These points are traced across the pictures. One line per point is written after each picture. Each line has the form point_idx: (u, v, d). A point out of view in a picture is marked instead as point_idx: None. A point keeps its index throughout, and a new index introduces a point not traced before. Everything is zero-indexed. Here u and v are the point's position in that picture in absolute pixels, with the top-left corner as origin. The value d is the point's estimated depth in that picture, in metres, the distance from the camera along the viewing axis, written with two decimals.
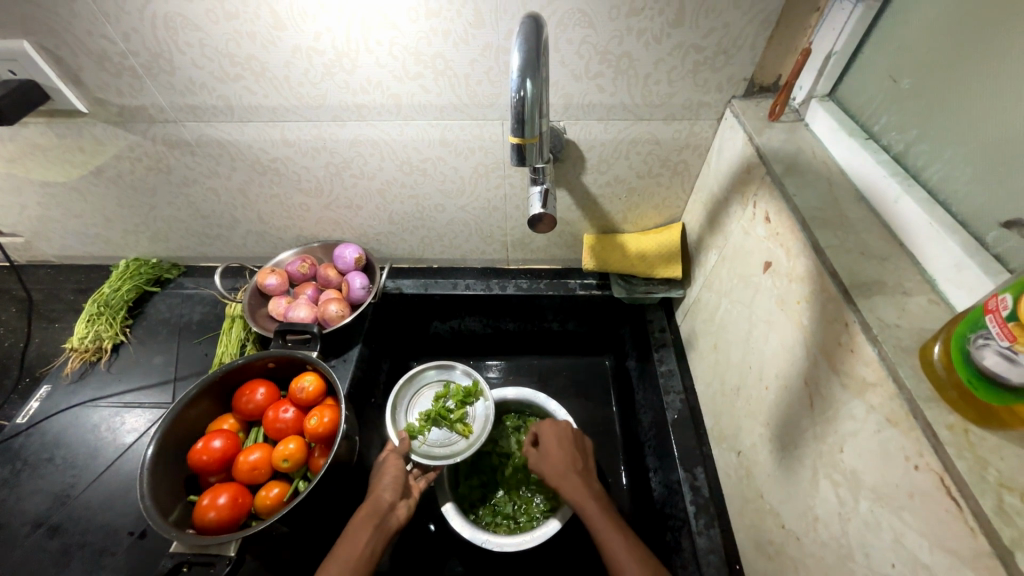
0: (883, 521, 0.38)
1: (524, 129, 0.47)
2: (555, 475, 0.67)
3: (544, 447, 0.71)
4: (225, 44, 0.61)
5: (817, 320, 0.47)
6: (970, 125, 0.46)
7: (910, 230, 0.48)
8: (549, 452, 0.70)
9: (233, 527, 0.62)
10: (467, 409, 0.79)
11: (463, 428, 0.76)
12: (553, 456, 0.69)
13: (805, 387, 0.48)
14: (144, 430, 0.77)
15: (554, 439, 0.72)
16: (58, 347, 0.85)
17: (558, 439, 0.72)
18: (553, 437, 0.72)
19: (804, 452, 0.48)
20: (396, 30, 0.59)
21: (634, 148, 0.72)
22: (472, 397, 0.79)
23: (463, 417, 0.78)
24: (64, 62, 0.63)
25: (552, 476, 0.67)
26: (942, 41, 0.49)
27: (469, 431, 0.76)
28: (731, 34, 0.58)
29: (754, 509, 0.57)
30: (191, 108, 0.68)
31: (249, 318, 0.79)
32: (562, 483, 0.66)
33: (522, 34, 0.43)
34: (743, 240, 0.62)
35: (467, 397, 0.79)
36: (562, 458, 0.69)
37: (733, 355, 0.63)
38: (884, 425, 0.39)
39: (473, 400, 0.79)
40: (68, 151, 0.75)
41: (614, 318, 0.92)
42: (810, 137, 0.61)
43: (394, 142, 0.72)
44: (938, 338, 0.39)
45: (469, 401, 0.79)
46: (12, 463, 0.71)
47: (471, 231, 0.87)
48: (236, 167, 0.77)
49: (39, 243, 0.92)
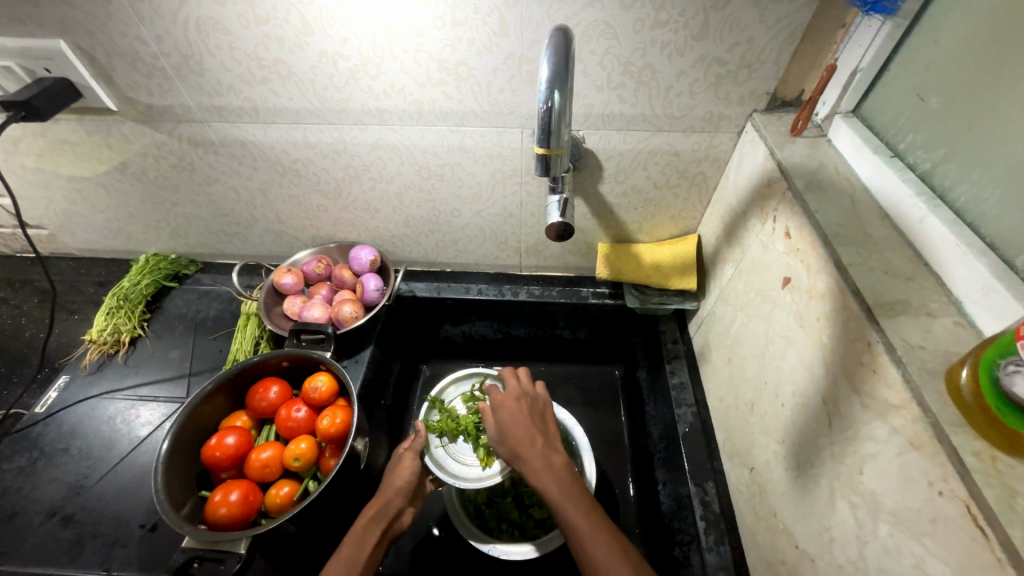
0: (903, 546, 0.38)
1: (550, 139, 0.48)
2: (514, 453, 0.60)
3: (502, 423, 0.63)
4: (253, 48, 0.62)
5: (839, 338, 0.46)
6: (1000, 145, 0.46)
7: (935, 251, 0.47)
8: (510, 426, 0.62)
9: (243, 524, 0.63)
10: None
11: (484, 454, 0.74)
12: (515, 429, 0.61)
13: (823, 405, 0.48)
14: (158, 424, 0.77)
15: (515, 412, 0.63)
16: (78, 338, 0.87)
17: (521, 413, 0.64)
18: (511, 408, 0.64)
19: (821, 472, 0.47)
20: (421, 38, 0.60)
21: (652, 159, 0.72)
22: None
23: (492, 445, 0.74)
24: (96, 62, 0.65)
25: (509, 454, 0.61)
26: (972, 61, 0.48)
27: (488, 462, 0.73)
28: (755, 49, 0.58)
29: (767, 527, 0.56)
30: (217, 109, 0.70)
31: (264, 316, 0.79)
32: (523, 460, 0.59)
33: (552, 46, 0.44)
34: (761, 254, 0.62)
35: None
36: (523, 432, 0.61)
37: (748, 370, 0.63)
38: (907, 448, 0.38)
39: None
40: (96, 147, 0.76)
41: (626, 327, 0.91)
42: (832, 153, 0.61)
43: (414, 147, 0.72)
44: (965, 362, 0.38)
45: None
46: (29, 451, 0.72)
47: (486, 237, 0.87)
48: (258, 167, 0.78)
49: (63, 236, 0.94)
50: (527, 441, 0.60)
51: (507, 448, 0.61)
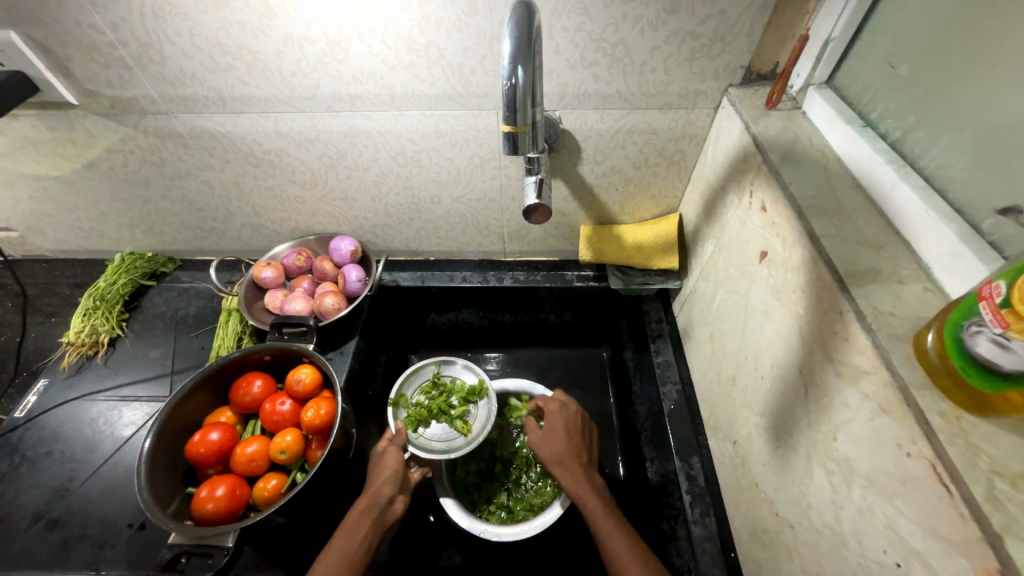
0: (876, 508, 0.38)
1: (517, 117, 0.47)
2: (555, 460, 0.67)
3: (548, 430, 0.70)
4: (215, 34, 0.60)
5: (813, 309, 0.47)
6: (969, 111, 0.46)
7: (906, 218, 0.48)
8: (555, 433, 0.70)
9: (231, 519, 0.62)
10: (470, 407, 0.79)
11: (462, 425, 0.76)
12: (559, 438, 0.69)
13: (800, 376, 0.48)
14: (141, 424, 0.77)
15: (563, 427, 0.71)
16: (56, 341, 0.85)
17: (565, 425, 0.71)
18: (561, 420, 0.72)
19: (799, 441, 0.48)
20: (388, 19, 0.58)
21: (630, 138, 0.71)
22: (476, 397, 0.79)
23: (465, 415, 0.78)
24: (52, 53, 0.62)
25: (551, 459, 0.67)
26: (942, 26, 0.48)
27: (468, 431, 0.76)
28: (728, 21, 0.57)
29: (749, 497, 0.57)
30: (182, 99, 0.68)
31: (245, 311, 0.78)
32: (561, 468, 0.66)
33: (514, 21, 0.43)
34: (739, 230, 0.62)
35: (471, 394, 0.80)
36: (568, 448, 0.68)
37: (729, 345, 0.63)
38: (878, 413, 0.39)
39: (476, 398, 0.79)
40: (59, 144, 0.74)
41: (611, 309, 0.91)
42: (806, 125, 0.61)
43: (388, 133, 0.71)
44: (932, 326, 0.38)
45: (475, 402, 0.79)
46: (10, 457, 0.71)
47: (468, 223, 0.86)
48: (229, 159, 0.76)
49: (34, 237, 0.92)
50: (571, 456, 0.67)
51: (550, 454, 0.67)
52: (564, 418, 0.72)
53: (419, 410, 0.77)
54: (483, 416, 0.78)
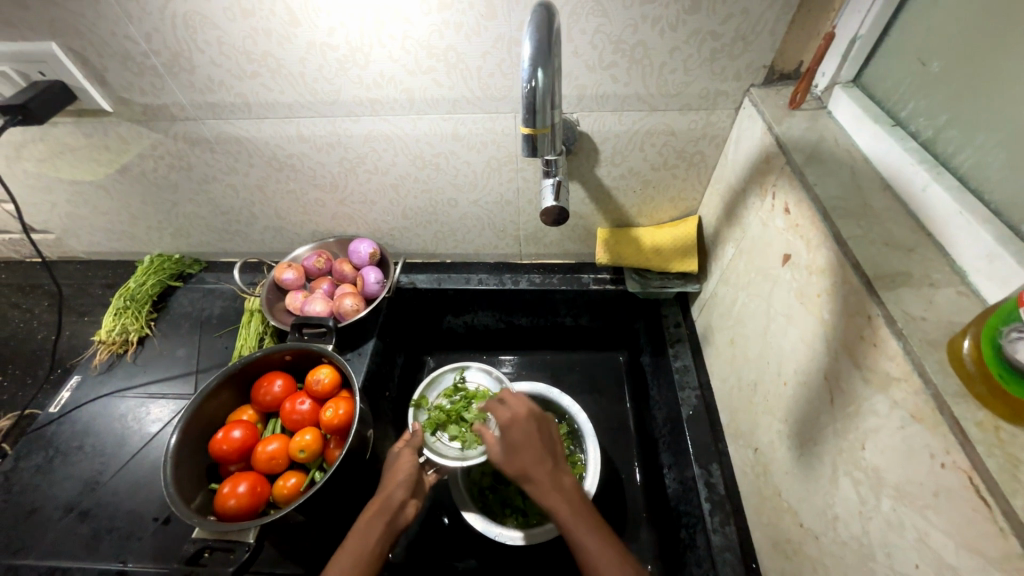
0: (906, 521, 0.37)
1: (536, 119, 0.47)
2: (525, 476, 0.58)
3: (508, 442, 0.61)
4: (242, 42, 0.62)
5: (838, 313, 0.45)
6: (1006, 108, 0.44)
7: (938, 220, 0.46)
8: (520, 444, 0.60)
9: (252, 515, 0.64)
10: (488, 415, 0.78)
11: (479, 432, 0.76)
12: (527, 449, 0.60)
13: (826, 382, 0.47)
14: (167, 421, 0.79)
15: (525, 433, 0.62)
16: (88, 339, 0.88)
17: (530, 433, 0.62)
18: (519, 429, 0.62)
19: (824, 450, 0.47)
20: (408, 24, 0.59)
21: (649, 140, 0.70)
22: None
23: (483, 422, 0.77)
24: (89, 63, 0.65)
25: (518, 475, 0.59)
26: (977, 21, 0.46)
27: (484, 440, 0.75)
28: (750, 20, 0.56)
29: (771, 507, 0.55)
30: (210, 106, 0.70)
31: (267, 311, 0.80)
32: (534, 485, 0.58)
33: (533, 23, 0.43)
34: (761, 232, 0.61)
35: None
36: (535, 456, 0.59)
37: (751, 350, 0.62)
38: (908, 421, 0.37)
39: None
40: (94, 150, 0.77)
41: (629, 313, 0.91)
42: (832, 125, 0.59)
43: (407, 137, 0.72)
44: (967, 332, 0.37)
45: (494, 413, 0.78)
46: (44, 450, 0.74)
47: (485, 226, 0.87)
48: (253, 163, 0.78)
49: (69, 239, 0.95)
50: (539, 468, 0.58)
51: (515, 469, 0.59)
52: (525, 424, 0.63)
53: (438, 414, 0.77)
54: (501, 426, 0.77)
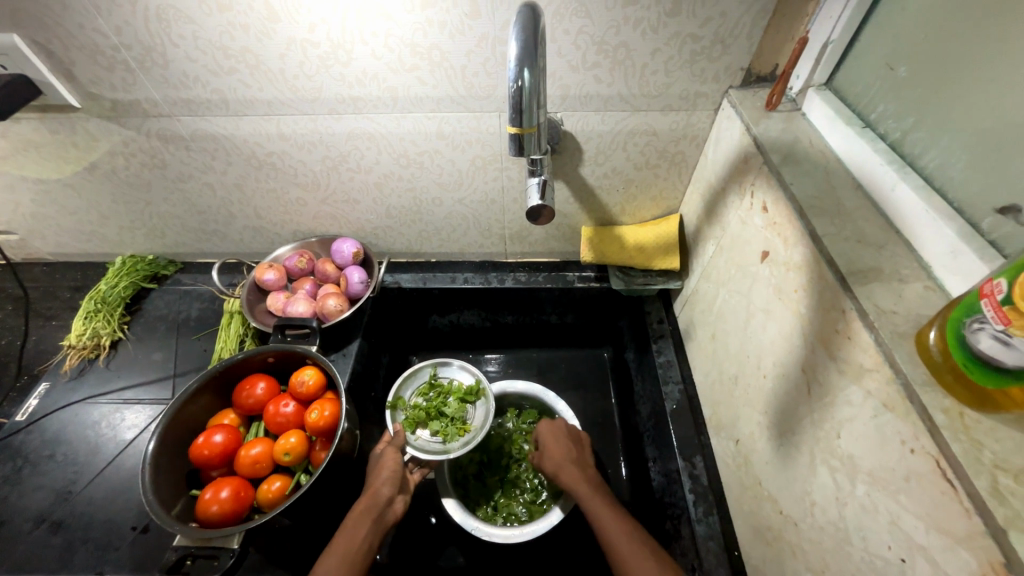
0: (880, 505, 0.39)
1: (522, 118, 0.47)
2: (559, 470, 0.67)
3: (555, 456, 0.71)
4: (219, 37, 0.60)
5: (815, 307, 0.47)
6: (968, 111, 0.46)
7: (906, 218, 0.48)
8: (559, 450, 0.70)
9: (236, 520, 0.63)
10: (467, 407, 0.79)
11: (460, 426, 0.76)
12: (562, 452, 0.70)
13: (803, 374, 0.49)
14: (144, 427, 0.77)
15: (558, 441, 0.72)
16: (57, 344, 0.85)
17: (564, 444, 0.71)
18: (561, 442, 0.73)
19: (802, 440, 0.49)
20: (391, 22, 0.58)
21: (631, 140, 0.72)
22: (473, 397, 0.79)
23: (462, 415, 0.78)
24: (56, 57, 0.62)
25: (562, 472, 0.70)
26: (942, 27, 0.48)
27: (465, 431, 0.76)
28: (728, 23, 0.58)
29: (753, 496, 0.57)
30: (186, 102, 0.68)
31: (247, 313, 0.78)
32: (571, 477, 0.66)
33: (519, 23, 0.43)
34: (740, 230, 0.63)
35: (468, 395, 0.80)
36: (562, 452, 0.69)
37: (731, 344, 0.64)
38: (881, 410, 0.39)
39: (473, 399, 0.79)
40: (61, 147, 0.74)
41: (613, 310, 0.92)
42: (806, 126, 0.61)
43: (391, 136, 0.71)
44: (934, 324, 0.39)
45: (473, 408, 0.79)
46: (13, 460, 0.71)
47: (469, 225, 0.87)
48: (232, 162, 0.76)
49: (34, 240, 0.91)
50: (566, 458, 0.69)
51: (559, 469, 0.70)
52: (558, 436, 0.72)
53: (416, 412, 0.77)
54: (480, 416, 0.78)
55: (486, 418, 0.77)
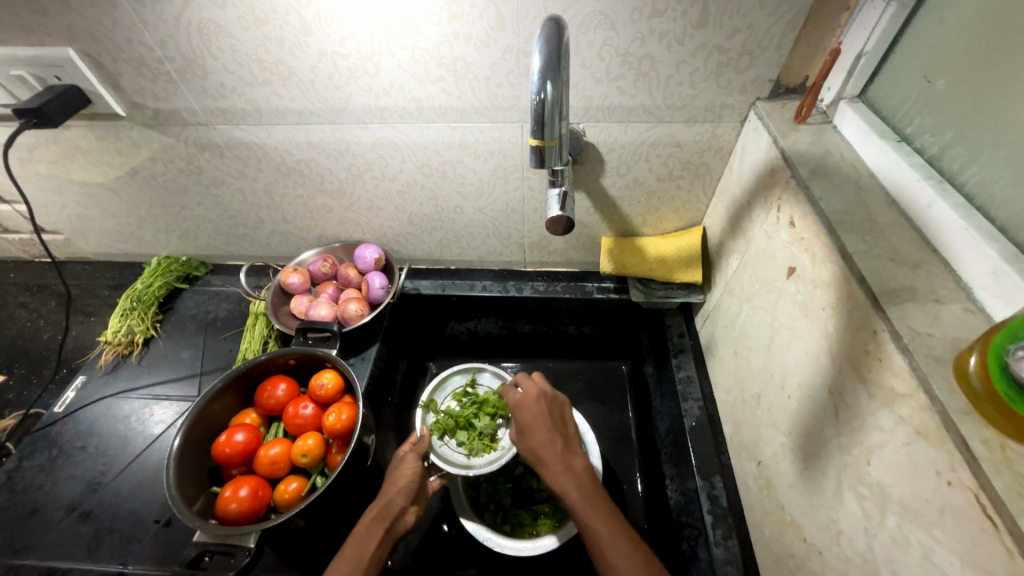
0: (911, 537, 0.37)
1: (544, 131, 0.47)
2: (534, 456, 0.62)
3: (522, 422, 0.65)
4: (254, 49, 0.62)
5: (844, 327, 0.46)
6: (1011, 126, 0.44)
7: (944, 236, 0.46)
8: (529, 426, 0.64)
9: (253, 519, 0.64)
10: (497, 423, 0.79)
11: (487, 443, 0.76)
12: (536, 432, 0.63)
13: (830, 395, 0.47)
14: (170, 423, 0.79)
15: (536, 414, 0.65)
16: (94, 340, 0.89)
17: (545, 422, 0.64)
18: (532, 408, 0.66)
19: (828, 464, 0.47)
20: (419, 35, 0.60)
21: (655, 151, 0.71)
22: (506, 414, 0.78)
23: (491, 432, 0.77)
24: (104, 68, 0.66)
25: (530, 455, 0.63)
26: (984, 39, 0.46)
27: (492, 449, 0.76)
28: (756, 35, 0.57)
29: (774, 521, 0.55)
30: (221, 111, 0.71)
31: (272, 315, 0.80)
32: (542, 464, 0.61)
33: (543, 36, 0.43)
34: (765, 244, 0.61)
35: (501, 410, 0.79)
36: (545, 439, 0.62)
37: (755, 362, 0.62)
38: (914, 437, 0.37)
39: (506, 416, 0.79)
40: (106, 153, 0.78)
41: (632, 322, 0.91)
42: (837, 139, 0.60)
43: (415, 145, 0.73)
44: (974, 349, 0.37)
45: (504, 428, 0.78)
46: (49, 449, 0.75)
47: (489, 233, 0.87)
48: (262, 169, 0.79)
49: (78, 240, 0.96)
50: (550, 446, 0.62)
51: (528, 449, 0.63)
52: (534, 409, 0.66)
53: (446, 419, 0.77)
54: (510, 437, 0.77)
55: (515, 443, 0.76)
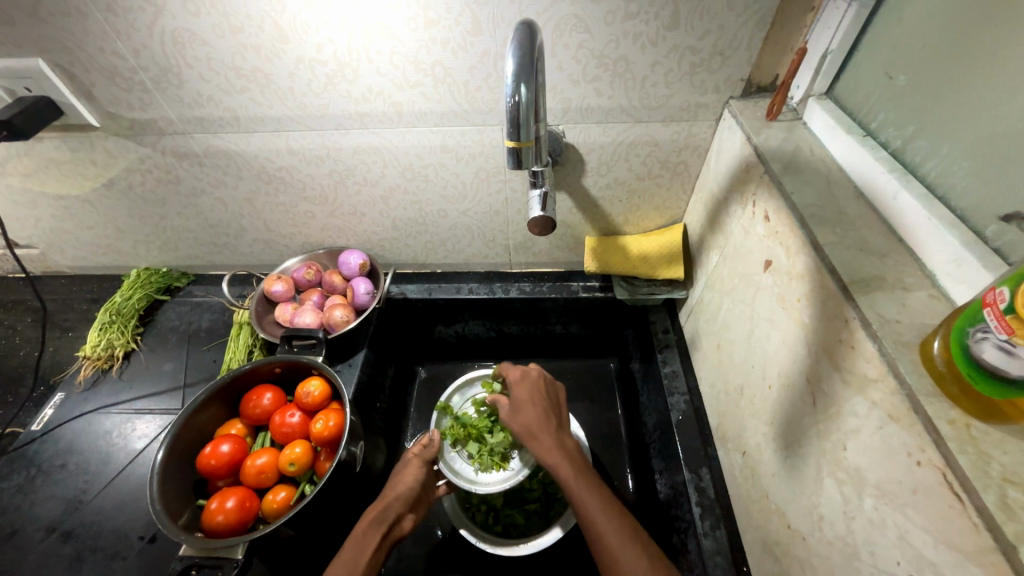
0: (887, 518, 0.38)
1: (520, 132, 0.48)
2: (525, 433, 0.63)
3: (516, 400, 0.66)
4: (230, 57, 0.62)
5: (818, 317, 0.47)
6: (967, 119, 0.46)
7: (909, 226, 0.48)
8: (522, 405, 0.65)
9: (240, 530, 0.63)
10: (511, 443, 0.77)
11: (497, 462, 0.75)
12: (528, 410, 0.64)
13: (808, 384, 0.48)
14: (153, 437, 0.78)
15: (531, 392, 0.66)
16: (72, 355, 0.87)
17: (538, 399, 0.66)
18: (527, 388, 0.67)
19: (808, 451, 0.48)
20: (395, 40, 0.60)
21: (634, 150, 0.72)
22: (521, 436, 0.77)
23: (503, 452, 0.76)
24: (76, 79, 0.65)
25: (522, 431, 0.63)
26: (939, 36, 0.48)
27: (501, 468, 0.75)
28: (727, 36, 0.58)
29: (760, 509, 0.56)
30: (199, 120, 0.70)
31: (256, 324, 0.80)
32: (533, 439, 0.62)
33: (516, 40, 0.44)
34: (743, 239, 0.62)
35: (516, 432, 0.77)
36: (538, 417, 0.63)
37: (736, 355, 0.63)
38: (886, 421, 0.38)
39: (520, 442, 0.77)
40: (81, 164, 0.77)
41: (618, 320, 0.92)
42: (807, 135, 0.61)
43: (396, 150, 0.73)
44: (938, 334, 0.38)
45: (518, 445, 0.77)
46: (27, 469, 0.73)
47: (474, 235, 0.87)
48: (242, 177, 0.78)
49: (53, 254, 0.94)
50: (541, 424, 0.62)
51: (520, 426, 0.63)
52: (529, 387, 0.67)
53: (459, 429, 0.78)
54: (523, 452, 0.76)
55: (525, 463, 0.75)
